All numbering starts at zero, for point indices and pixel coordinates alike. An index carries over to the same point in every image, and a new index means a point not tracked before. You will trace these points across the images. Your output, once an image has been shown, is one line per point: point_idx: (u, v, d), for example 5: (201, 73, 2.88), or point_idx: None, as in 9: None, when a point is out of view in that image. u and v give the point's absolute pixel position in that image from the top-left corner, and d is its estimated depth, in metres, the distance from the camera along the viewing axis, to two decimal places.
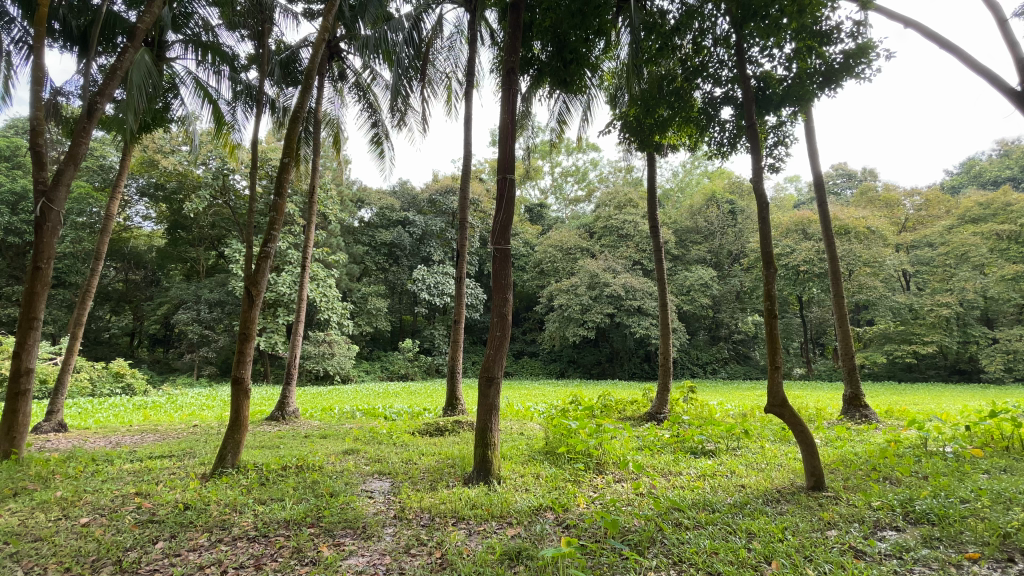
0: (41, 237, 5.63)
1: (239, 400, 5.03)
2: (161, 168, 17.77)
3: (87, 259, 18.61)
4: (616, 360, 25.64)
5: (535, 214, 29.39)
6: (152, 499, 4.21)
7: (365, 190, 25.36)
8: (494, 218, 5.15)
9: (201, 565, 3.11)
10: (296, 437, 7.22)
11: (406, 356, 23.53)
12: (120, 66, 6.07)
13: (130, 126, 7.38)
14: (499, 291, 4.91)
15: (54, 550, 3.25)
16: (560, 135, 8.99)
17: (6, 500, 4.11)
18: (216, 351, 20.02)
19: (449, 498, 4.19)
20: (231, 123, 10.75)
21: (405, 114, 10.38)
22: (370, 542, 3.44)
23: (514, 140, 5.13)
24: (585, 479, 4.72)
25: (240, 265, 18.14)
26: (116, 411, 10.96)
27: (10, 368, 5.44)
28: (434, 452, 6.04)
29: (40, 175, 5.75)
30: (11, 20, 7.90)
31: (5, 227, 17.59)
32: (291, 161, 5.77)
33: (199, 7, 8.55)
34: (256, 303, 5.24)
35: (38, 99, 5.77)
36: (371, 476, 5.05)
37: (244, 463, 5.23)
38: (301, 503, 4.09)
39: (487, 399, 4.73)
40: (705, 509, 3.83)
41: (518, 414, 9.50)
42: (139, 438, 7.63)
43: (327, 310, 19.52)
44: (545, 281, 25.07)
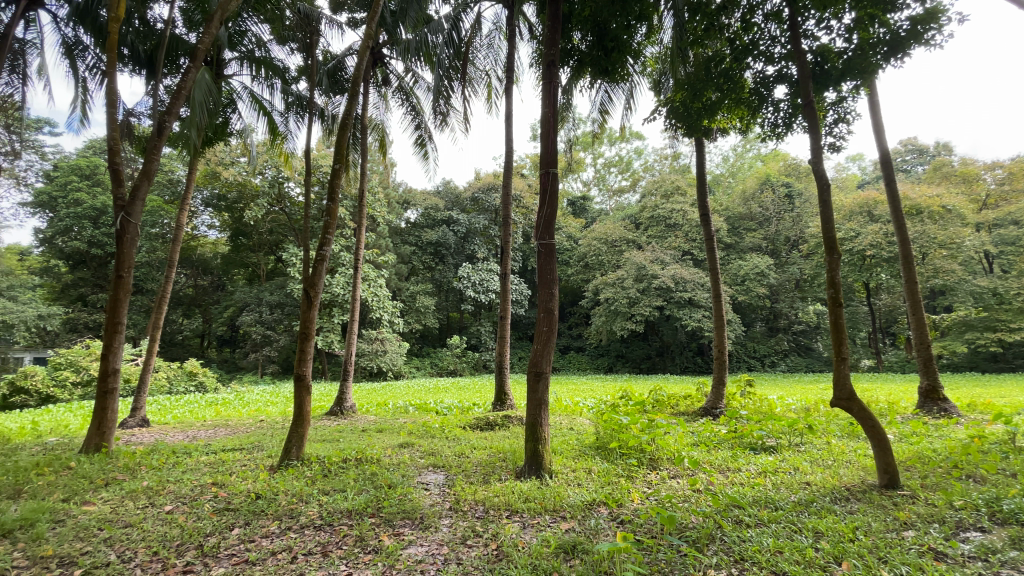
0: (121, 248, 6.14)
1: (301, 396, 5.28)
2: (224, 179, 18.87)
3: (161, 267, 20.13)
4: (666, 354, 25.06)
5: (578, 207, 29.19)
6: (227, 488, 4.51)
7: (410, 192, 26.01)
8: (537, 214, 5.11)
9: (273, 551, 3.30)
10: (354, 431, 7.54)
11: (454, 353, 23.99)
12: (184, 87, 6.48)
13: (194, 142, 7.89)
14: (545, 286, 4.86)
15: (143, 535, 3.54)
16: (602, 126, 8.81)
17: (99, 489, 4.52)
18: (278, 351, 21.17)
19: (502, 491, 4.24)
20: (284, 133, 11.25)
21: (447, 114, 10.52)
22: (427, 533, 3.54)
23: (557, 133, 5.07)
24: (638, 474, 4.65)
25: (298, 268, 19.10)
26: (191, 407, 11.86)
27: (100, 368, 5.95)
28: (486, 446, 6.13)
29: (119, 191, 6.25)
30: (86, 49, 8.62)
31: (89, 240, 19.34)
32: (342, 166, 5.99)
33: (252, 25, 8.98)
34: (314, 304, 5.46)
35: (114, 120, 6.27)
36: (425, 469, 5.20)
37: (308, 456, 5.50)
38: (362, 493, 4.27)
39: (537, 395, 4.72)
40: (766, 507, 3.68)
41: (567, 409, 9.47)
42: (212, 432, 8.17)
43: (378, 309, 20.24)
44: (590, 274, 24.80)
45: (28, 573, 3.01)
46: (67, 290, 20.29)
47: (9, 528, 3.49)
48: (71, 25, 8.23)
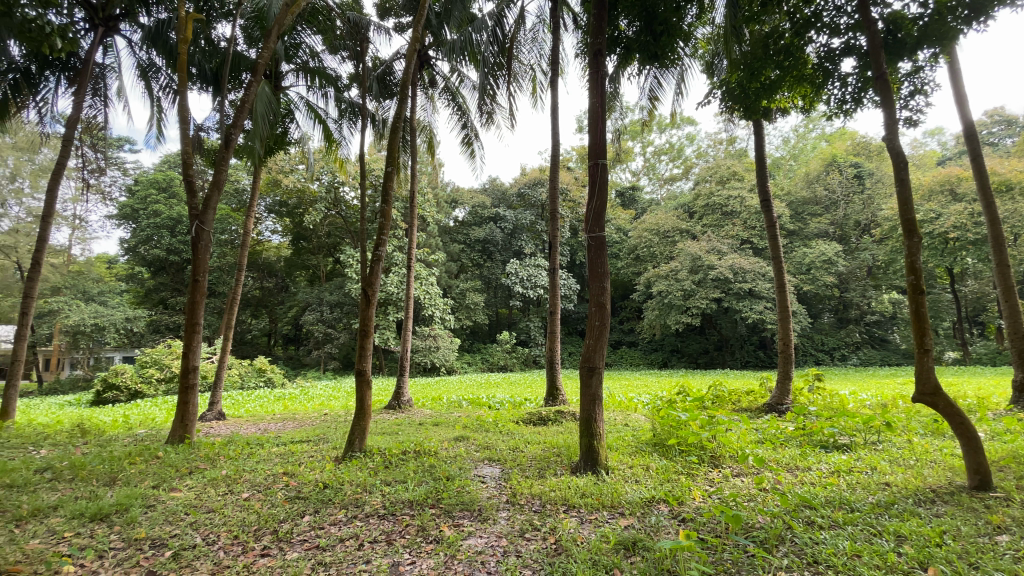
0: (197, 254, 6.61)
1: (362, 390, 5.49)
2: (285, 187, 19.91)
3: (231, 271, 21.56)
4: (724, 348, 24.13)
5: (628, 198, 28.57)
6: (297, 478, 4.78)
7: (457, 191, 26.41)
8: (587, 206, 5.03)
9: (342, 538, 3.47)
10: (412, 424, 7.78)
11: (505, 349, 24.23)
12: (247, 101, 6.87)
13: (258, 153, 8.37)
14: (596, 279, 4.79)
15: (224, 520, 3.82)
16: (651, 113, 8.57)
17: (184, 477, 4.91)
18: (338, 348, 22.17)
19: (559, 486, 4.23)
20: (339, 139, 11.70)
21: (492, 111, 10.58)
22: (486, 525, 3.60)
23: (605, 123, 4.98)
24: (699, 472, 4.51)
25: (354, 269, 19.92)
26: (261, 402, 12.64)
27: (182, 366, 6.45)
28: (540, 440, 6.14)
29: (193, 201, 6.72)
30: (159, 70, 9.32)
31: (168, 248, 20.98)
32: (394, 168, 6.16)
33: (306, 37, 9.37)
34: (372, 302, 5.67)
35: (186, 135, 6.74)
36: (482, 462, 5.28)
37: (370, 448, 5.71)
38: (422, 484, 4.40)
39: (591, 390, 4.66)
40: (841, 508, 3.46)
41: (621, 405, 9.33)
42: (281, 425, 8.69)
43: (430, 306, 20.71)
44: (642, 267, 24.20)
45: (126, 553, 3.32)
46: (150, 294, 22.13)
47: (108, 512, 3.87)
48: (145, 49, 8.93)
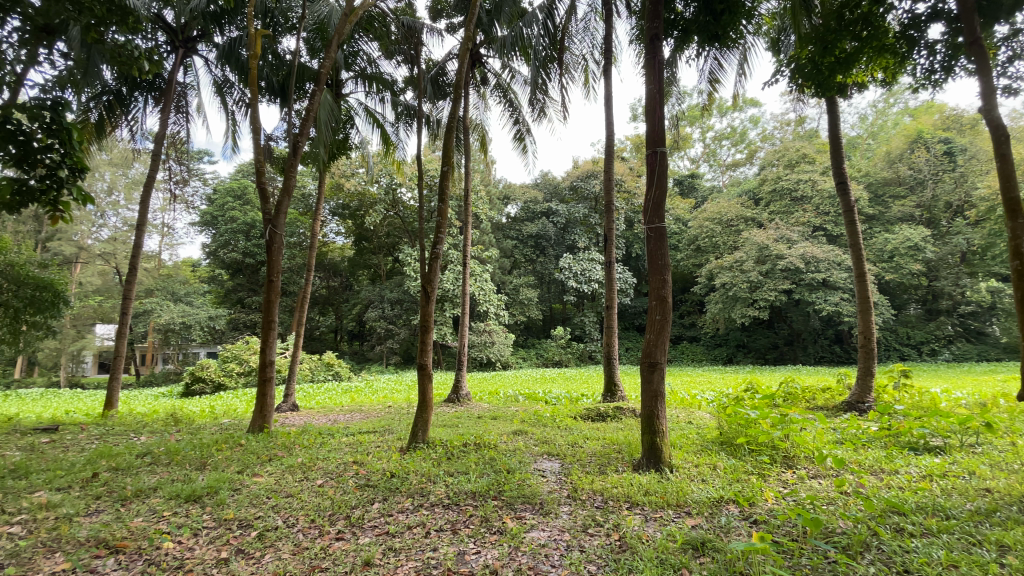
0: (271, 255, 7.05)
1: (424, 384, 5.64)
2: (347, 190, 20.86)
3: (300, 271, 22.88)
4: (796, 342, 22.82)
5: (687, 186, 27.59)
6: (366, 467, 5.01)
7: (510, 187, 26.59)
8: (645, 196, 4.88)
9: (410, 525, 3.60)
10: (471, 417, 7.93)
11: (560, 344, 24.12)
12: (311, 109, 7.22)
13: (322, 158, 8.80)
14: (656, 273, 4.64)
15: (302, 504, 4.07)
16: (711, 97, 8.18)
17: (265, 463, 5.28)
18: (399, 343, 22.99)
19: (621, 483, 4.17)
20: (396, 142, 12.05)
21: (544, 105, 10.50)
22: (548, 518, 3.61)
23: (663, 111, 4.81)
24: (772, 473, 4.29)
25: (413, 267, 20.60)
26: (330, 394, 13.33)
27: (259, 360, 6.91)
28: (599, 436, 6.08)
29: (266, 207, 7.16)
30: (232, 85, 10.01)
31: (245, 252, 22.57)
32: (450, 167, 6.27)
33: (364, 44, 9.71)
34: (431, 298, 5.81)
35: (258, 145, 7.18)
36: (541, 456, 5.30)
37: (432, 440, 5.87)
38: (483, 476, 4.48)
39: (652, 386, 4.54)
40: (935, 515, 3.18)
41: (684, 401, 9.03)
42: (349, 416, 9.14)
43: (485, 302, 21.00)
44: (702, 258, 23.27)
45: (218, 532, 3.62)
46: (229, 295, 23.93)
47: (200, 494, 4.24)
48: (220, 66, 9.62)
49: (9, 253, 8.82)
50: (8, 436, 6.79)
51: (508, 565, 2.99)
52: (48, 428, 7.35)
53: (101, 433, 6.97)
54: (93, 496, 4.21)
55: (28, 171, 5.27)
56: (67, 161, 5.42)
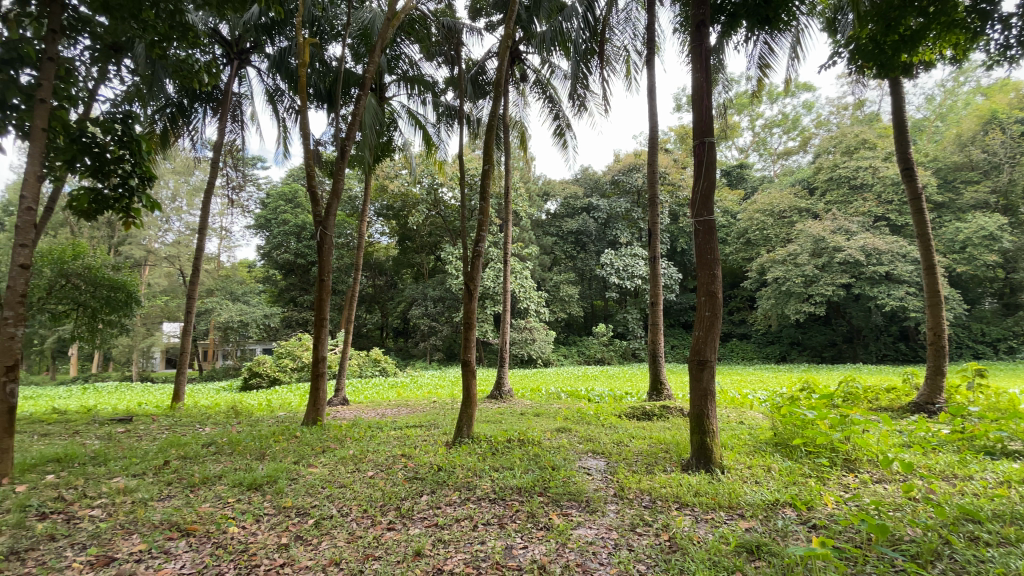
0: (322, 255, 7.34)
1: (468, 379, 5.71)
2: (391, 191, 21.40)
3: (348, 271, 23.70)
4: (855, 339, 21.59)
5: (735, 177, 26.62)
6: (414, 460, 5.14)
7: (550, 183, 26.53)
8: (693, 188, 4.74)
9: (457, 518, 3.66)
10: (515, 414, 7.96)
11: (602, 341, 23.84)
12: (357, 114, 7.44)
13: (367, 161, 9.05)
14: (705, 267, 4.50)
15: (354, 495, 4.22)
16: (761, 83, 7.84)
17: (319, 454, 5.52)
18: (442, 340, 23.39)
19: (669, 483, 4.08)
20: (437, 142, 12.24)
21: (585, 99, 10.37)
22: (595, 516, 3.58)
23: (711, 100, 4.65)
24: (831, 476, 4.08)
25: (455, 265, 20.92)
26: (378, 390, 13.75)
27: (312, 356, 7.20)
28: (646, 435, 5.97)
29: (316, 209, 7.44)
30: (283, 93, 10.45)
31: (296, 253, 23.59)
32: (491, 165, 6.31)
33: (405, 47, 9.90)
34: (474, 295, 5.87)
35: (308, 149, 7.47)
36: (586, 454, 5.26)
37: (477, 435, 5.94)
38: (528, 472, 4.49)
39: (702, 384, 4.41)
40: (1016, 524, 2.94)
41: (734, 401, 8.72)
42: (396, 411, 9.39)
43: (525, 299, 21.02)
44: (753, 252, 22.37)
45: (277, 518, 3.82)
46: (283, 294, 25.07)
47: (261, 482, 4.47)
48: (271, 75, 10.07)
49: (87, 257, 9.59)
50: (89, 425, 7.38)
51: (556, 561, 2.99)
52: (124, 418, 7.95)
53: (170, 424, 7.48)
54: (164, 482, 4.52)
55: (103, 181, 5.86)
56: (137, 170, 5.91)
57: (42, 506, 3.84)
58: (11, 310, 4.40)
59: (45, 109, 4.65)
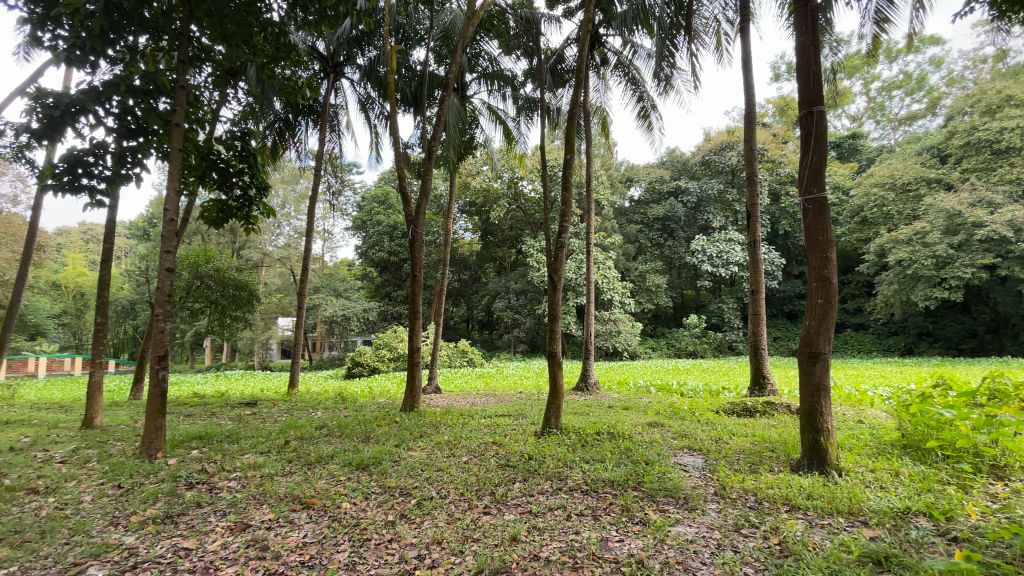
0: (414, 251, 7.73)
1: (554, 370, 5.71)
2: (474, 187, 21.98)
3: (436, 266, 24.78)
4: (1002, 330, 18.60)
5: (846, 149, 23.99)
6: (505, 448, 5.26)
7: (633, 169, 25.70)
8: (800, 164, 4.31)
9: (551, 507, 3.70)
10: (602, 406, 7.85)
11: (694, 333, 22.72)
12: (442, 115, 7.69)
13: (452, 160, 9.34)
14: (817, 250, 4.09)
15: (452, 478, 4.42)
16: (878, 40, 6.88)
17: (417, 439, 5.84)
18: (525, 332, 23.72)
19: (777, 484, 3.80)
20: (518, 136, 12.31)
21: (671, 77, 9.87)
22: (695, 514, 3.43)
23: (818, 65, 4.19)
24: (976, 484, 3.56)
25: (537, 257, 21.05)
26: (467, 379, 14.30)
27: (407, 347, 7.61)
28: (747, 433, 5.59)
29: (407, 209, 7.80)
30: (373, 100, 11.09)
31: (390, 251, 25.09)
32: (572, 153, 6.22)
33: (485, 44, 10.04)
34: (558, 287, 5.86)
35: (398, 151, 7.86)
36: (681, 450, 5.05)
37: (565, 426, 5.94)
38: (620, 466, 4.41)
39: (814, 380, 4.03)
40: None
41: (850, 398, 7.88)
42: (485, 400, 9.69)
43: (609, 290, 20.62)
44: (869, 232, 20.05)
45: (384, 496, 4.12)
46: (379, 289, 26.84)
47: (367, 463, 4.84)
48: (363, 84, 10.73)
49: (217, 260, 10.85)
50: (223, 408, 8.46)
51: (655, 557, 2.91)
52: (251, 402, 9.01)
53: (288, 408, 8.34)
54: (286, 460, 5.05)
55: (227, 193, 6.66)
56: (254, 181, 6.62)
57: (190, 477, 4.47)
58: (160, 308, 5.14)
59: (180, 132, 5.32)
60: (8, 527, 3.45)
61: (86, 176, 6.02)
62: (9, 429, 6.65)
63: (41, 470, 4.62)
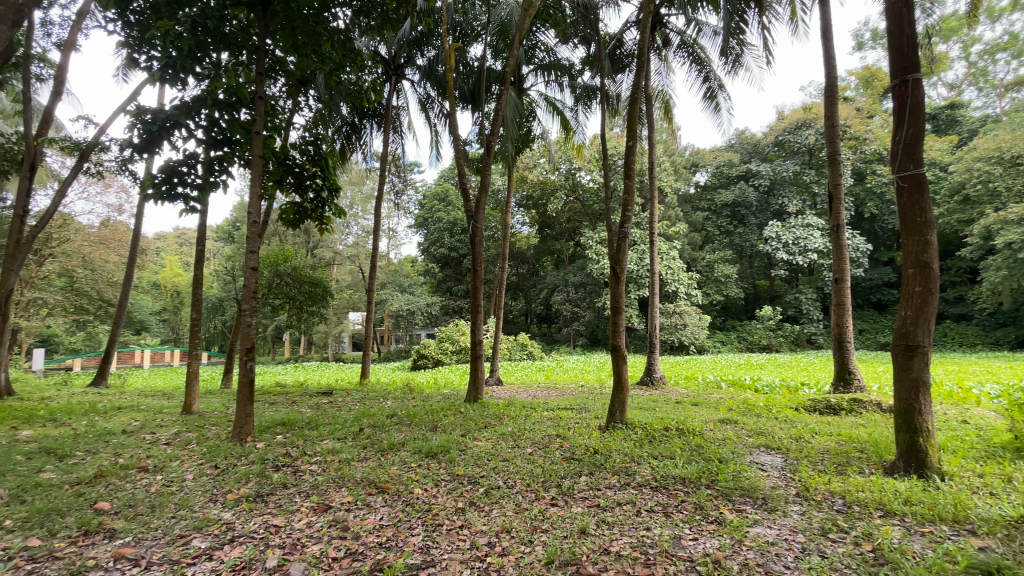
0: (475, 246, 7.86)
1: (619, 364, 5.61)
2: (531, 180, 21.99)
3: (495, 261, 25.05)
4: None
5: (943, 121, 21.60)
6: (570, 441, 5.25)
7: (698, 154, 24.61)
8: (893, 138, 3.94)
9: (620, 502, 3.65)
10: (669, 402, 7.62)
11: (767, 326, 21.47)
12: (500, 110, 7.72)
13: (510, 153, 9.39)
14: (913, 233, 3.73)
15: (518, 469, 4.48)
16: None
17: (483, 429, 5.97)
18: (585, 325, 23.47)
19: (868, 487, 3.52)
20: (576, 126, 12.14)
21: (740, 53, 9.32)
22: (775, 516, 3.26)
23: (911, 27, 3.81)
24: None
25: (596, 250, 20.73)
26: (528, 372, 14.46)
27: (471, 339, 7.76)
28: (832, 432, 5.21)
29: (467, 205, 7.92)
30: (432, 99, 11.34)
31: (450, 246, 25.71)
32: (634, 140, 6.06)
33: (542, 35, 9.96)
34: (621, 279, 5.72)
35: (458, 148, 7.99)
36: (758, 449, 4.80)
37: (631, 421, 5.83)
38: (692, 463, 4.27)
39: (912, 375, 3.69)
40: None
41: (951, 397, 7.14)
42: (547, 393, 9.73)
43: (674, 282, 19.93)
44: (971, 213, 18.00)
45: (452, 484, 4.25)
46: (441, 284, 27.56)
47: (436, 451, 5.01)
48: (423, 84, 11.00)
49: (294, 259, 11.59)
50: (303, 397, 9.07)
51: (733, 557, 2.80)
52: (327, 391, 9.58)
53: (361, 398, 8.80)
54: (361, 446, 5.33)
55: (302, 196, 7.08)
56: (326, 184, 6.99)
57: (277, 460, 4.84)
58: (247, 304, 5.57)
59: (260, 140, 5.71)
60: (124, 501, 3.89)
61: (181, 185, 6.62)
62: (123, 413, 7.49)
63: (149, 451, 5.18)
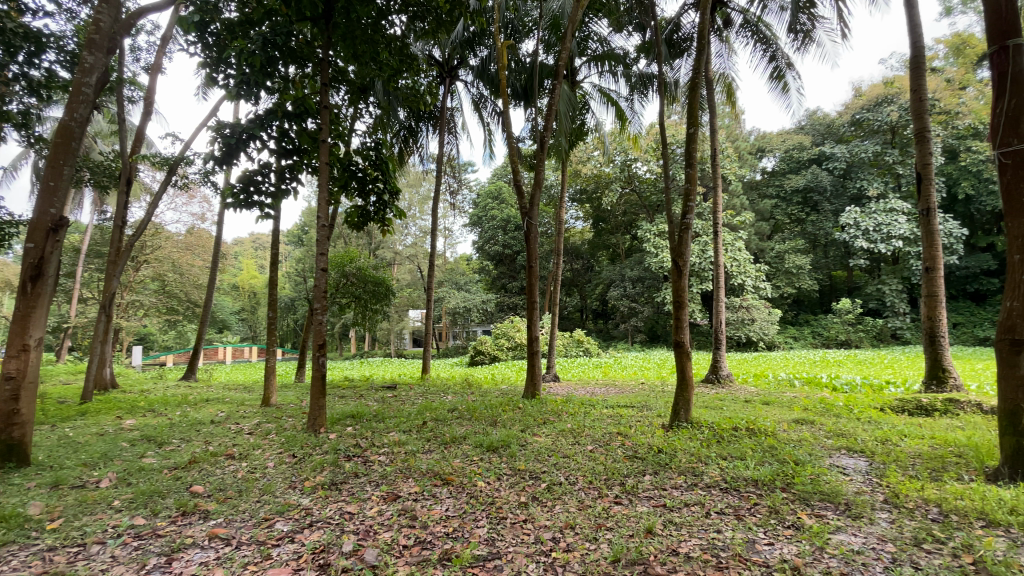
0: (530, 241, 7.88)
1: (683, 362, 5.42)
2: (585, 174, 21.74)
3: (549, 257, 24.99)
4: None
5: None
6: (632, 439, 5.15)
7: (764, 137, 23.41)
8: (992, 110, 3.55)
9: (688, 502, 3.55)
10: (736, 400, 7.29)
11: (845, 320, 19.99)
12: (552, 105, 7.68)
13: (564, 147, 9.31)
14: (1018, 215, 3.35)
15: (579, 466, 4.46)
16: None
17: (542, 425, 5.98)
18: (644, 321, 22.89)
19: (970, 495, 3.20)
20: (631, 116, 11.84)
21: (811, 29, 8.72)
22: (860, 523, 3.04)
23: None
24: None
25: (654, 243, 20.16)
26: (585, 368, 14.39)
27: (528, 335, 7.78)
28: (924, 435, 4.78)
29: (522, 202, 7.95)
30: (485, 98, 11.47)
31: (505, 243, 25.94)
32: (694, 128, 5.83)
33: (595, 25, 9.79)
34: (684, 273, 5.52)
35: (512, 145, 8.03)
36: (839, 451, 4.49)
37: (696, 420, 5.64)
38: (764, 465, 4.07)
39: (1019, 373, 3.31)
40: None
41: None
42: (606, 390, 9.60)
43: (739, 274, 18.99)
44: None
45: (514, 478, 4.30)
46: (496, 281, 27.84)
47: (497, 445, 5.09)
48: (476, 84, 11.15)
49: (358, 260, 12.13)
50: (369, 391, 9.50)
51: (813, 564, 2.66)
52: (391, 386, 9.98)
53: (422, 393, 9.09)
54: (426, 439, 5.51)
55: (365, 199, 7.39)
56: (387, 187, 7.25)
57: (348, 450, 5.11)
58: (318, 302, 5.91)
59: (326, 147, 6.02)
60: (215, 485, 4.26)
61: (256, 193, 7.11)
62: (211, 405, 8.16)
63: (235, 439, 5.63)
